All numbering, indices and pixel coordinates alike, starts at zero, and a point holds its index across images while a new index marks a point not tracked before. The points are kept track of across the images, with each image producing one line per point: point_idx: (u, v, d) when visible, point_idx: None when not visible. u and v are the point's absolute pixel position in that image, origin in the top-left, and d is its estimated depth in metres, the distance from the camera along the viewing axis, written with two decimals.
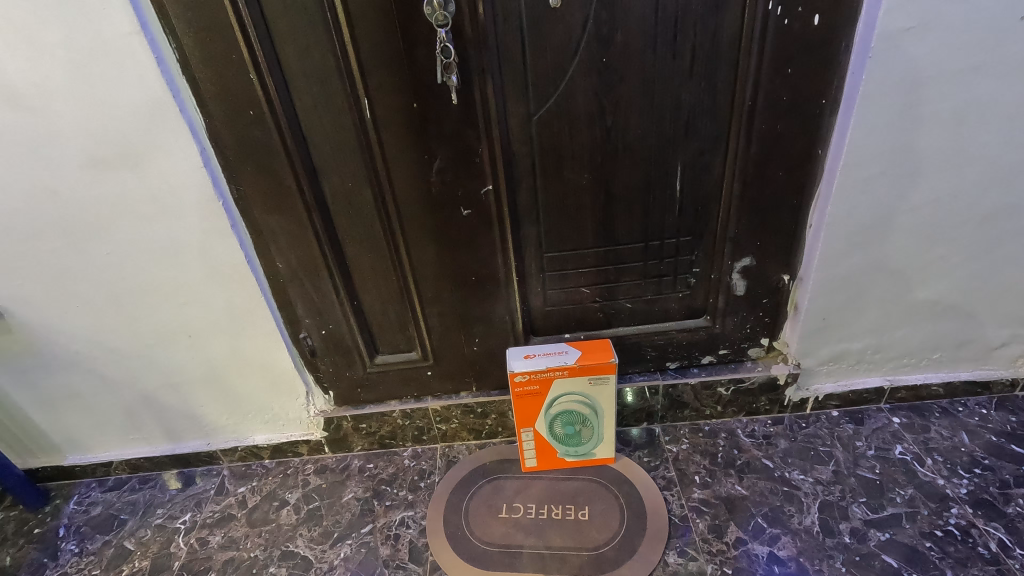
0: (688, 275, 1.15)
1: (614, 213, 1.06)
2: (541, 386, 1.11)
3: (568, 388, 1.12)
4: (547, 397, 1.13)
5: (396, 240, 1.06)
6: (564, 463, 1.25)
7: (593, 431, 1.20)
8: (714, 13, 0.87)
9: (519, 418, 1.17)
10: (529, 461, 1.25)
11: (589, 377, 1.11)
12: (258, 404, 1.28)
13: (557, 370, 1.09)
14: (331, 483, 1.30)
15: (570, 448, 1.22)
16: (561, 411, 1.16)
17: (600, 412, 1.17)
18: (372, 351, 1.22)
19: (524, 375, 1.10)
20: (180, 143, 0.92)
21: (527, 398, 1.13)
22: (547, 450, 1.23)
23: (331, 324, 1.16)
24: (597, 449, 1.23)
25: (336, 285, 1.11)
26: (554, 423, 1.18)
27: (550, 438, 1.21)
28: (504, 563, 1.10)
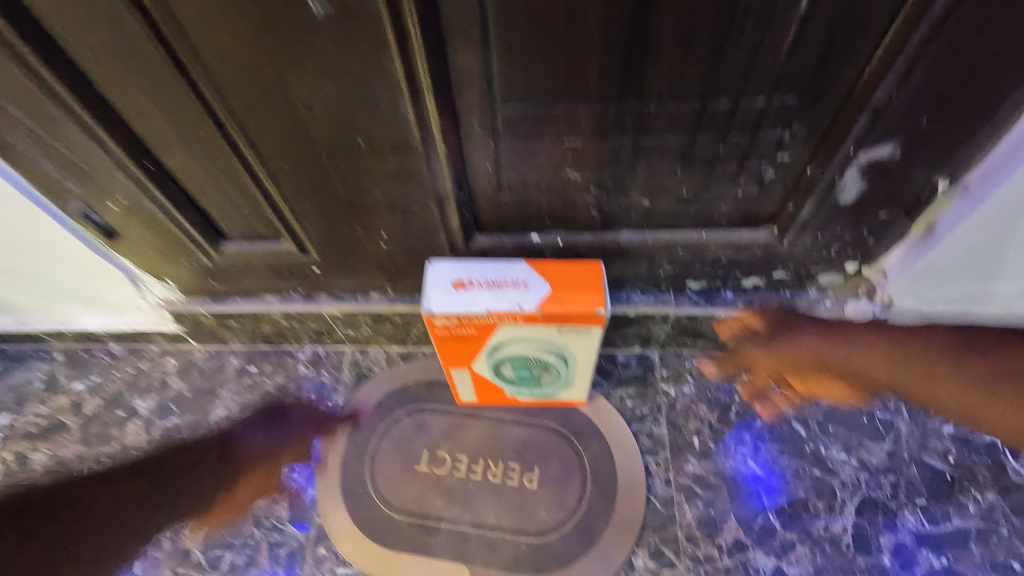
0: (765, 164, 0.63)
1: (649, 37, 0.50)
2: (479, 332, 0.68)
3: (524, 335, 0.69)
4: (491, 343, 0.71)
5: (187, 57, 0.51)
6: (514, 401, 0.88)
7: (558, 376, 0.81)
8: None
9: (446, 358, 0.76)
10: (464, 396, 0.88)
11: (560, 327, 0.67)
12: (65, 285, 0.85)
13: (506, 317, 0.65)
14: (197, 391, 0.95)
15: (521, 390, 0.84)
16: (512, 357, 0.75)
17: (573, 361, 0.76)
18: (212, 235, 0.75)
19: (450, 318, 0.65)
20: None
21: (457, 343, 0.71)
22: (490, 389, 0.85)
23: (123, 194, 0.66)
24: (561, 392, 0.85)
25: (99, 134, 0.58)
26: (500, 367, 0.78)
27: (493, 379, 0.82)
28: (414, 543, 0.82)
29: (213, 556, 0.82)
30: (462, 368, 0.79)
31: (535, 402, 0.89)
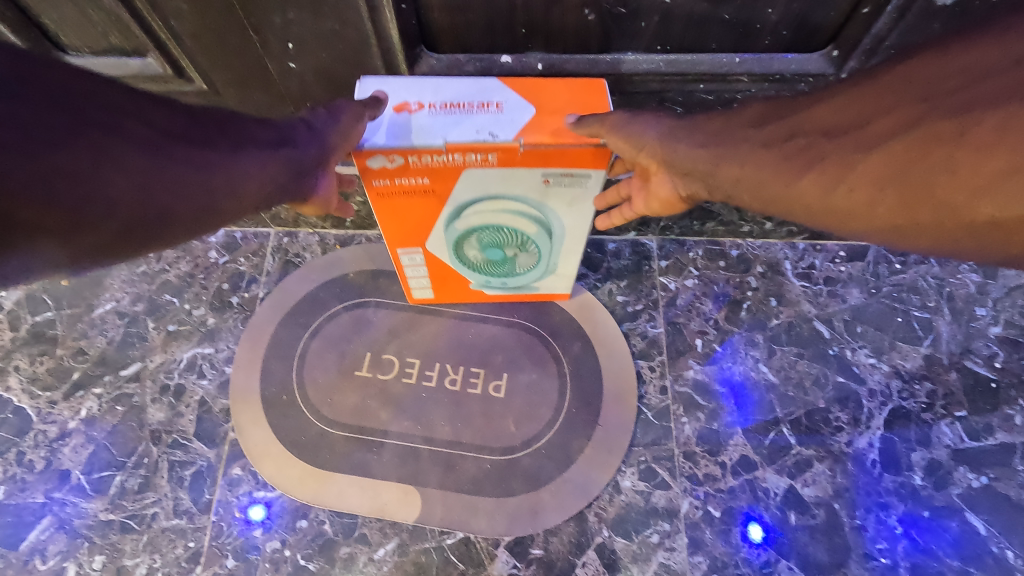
0: None
1: None
2: (434, 179, 0.49)
3: (498, 186, 0.51)
4: (451, 200, 0.52)
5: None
6: (479, 297, 0.71)
7: (538, 259, 0.63)
8: None
9: (389, 229, 0.56)
10: (413, 290, 0.70)
11: (549, 171, 0.49)
12: None
13: (473, 151, 0.46)
14: (77, 280, 0.75)
15: (489, 279, 0.67)
16: (479, 225, 0.56)
17: (560, 236, 0.57)
18: (43, 42, 0.55)
19: (392, 155, 0.46)
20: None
21: (402, 200, 0.51)
22: (448, 281, 0.67)
23: None
24: (541, 282, 0.68)
25: None
26: (462, 243, 0.59)
27: (452, 263, 0.63)
28: (351, 463, 0.66)
29: (99, 480, 0.66)
30: (411, 249, 0.60)
31: (504, 298, 0.72)
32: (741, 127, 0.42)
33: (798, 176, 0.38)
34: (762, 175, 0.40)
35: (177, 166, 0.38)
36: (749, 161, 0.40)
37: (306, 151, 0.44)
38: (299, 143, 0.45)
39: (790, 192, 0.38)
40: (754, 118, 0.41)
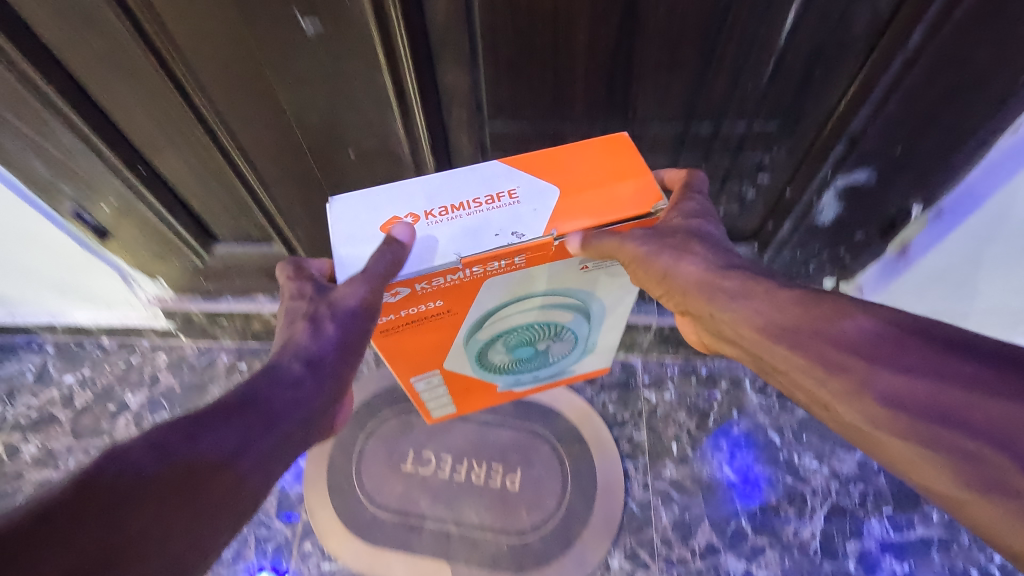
0: (746, 185, 0.66)
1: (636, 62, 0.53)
2: (449, 300, 0.52)
3: (528, 285, 0.56)
4: (468, 321, 0.58)
5: (163, 43, 0.49)
6: (505, 394, 0.83)
7: (572, 336, 0.69)
8: None
9: (410, 367, 0.63)
10: (439, 410, 0.82)
11: (586, 255, 0.53)
12: (57, 280, 0.87)
13: (497, 259, 0.48)
14: (188, 387, 0.96)
15: (517, 368, 0.74)
16: (508, 327, 0.63)
17: (595, 312, 0.65)
18: (204, 237, 0.77)
19: (395, 292, 0.47)
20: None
21: (415, 335, 0.56)
22: (470, 386, 0.76)
23: (115, 200, 0.68)
24: (568, 364, 0.78)
25: (90, 143, 0.59)
26: (495, 344, 0.67)
27: (475, 372, 0.70)
28: (397, 540, 0.84)
29: None
30: (432, 372, 0.67)
31: (532, 387, 0.84)
32: (836, 307, 0.39)
33: (875, 393, 0.34)
34: (829, 360, 0.37)
35: (190, 508, 0.34)
36: (828, 341, 0.37)
37: (314, 398, 0.45)
38: (310, 385, 0.45)
39: (853, 402, 0.35)
40: (850, 303, 0.39)
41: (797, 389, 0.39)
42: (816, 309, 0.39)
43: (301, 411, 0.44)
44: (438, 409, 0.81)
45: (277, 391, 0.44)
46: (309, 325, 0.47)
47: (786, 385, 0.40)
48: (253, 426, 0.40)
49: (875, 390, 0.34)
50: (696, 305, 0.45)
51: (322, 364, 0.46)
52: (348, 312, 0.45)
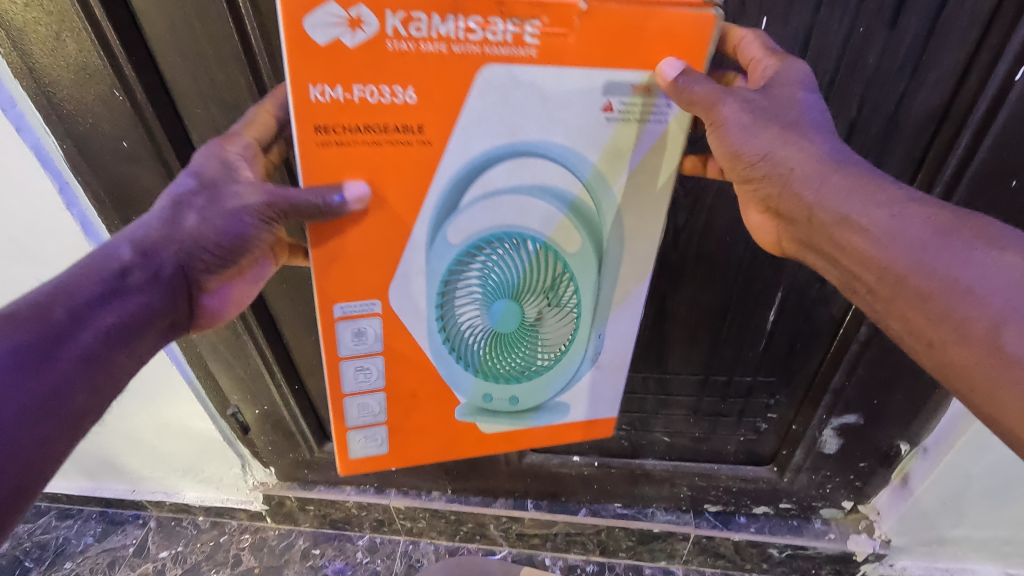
0: (759, 420, 0.83)
1: (667, 332, 0.73)
2: (422, 89, 0.40)
3: (528, 135, 0.42)
4: (435, 195, 0.44)
5: None
6: (466, 441, 0.55)
7: (571, 306, 0.51)
8: (903, 73, 0.49)
9: (334, 274, 0.45)
10: (360, 443, 0.53)
11: (614, 79, 0.42)
12: (186, 462, 0.96)
13: (501, 17, 0.38)
14: (267, 567, 0.99)
15: (491, 360, 0.52)
16: (490, 231, 0.46)
17: (604, 253, 0.48)
18: (320, 437, 0.94)
19: (356, 13, 0.37)
20: (21, 171, 0.57)
21: (361, 164, 0.41)
22: (420, 385, 0.52)
23: (267, 405, 0.86)
24: (565, 381, 0.54)
25: (269, 364, 0.81)
26: (467, 282, 0.48)
27: (434, 334, 0.50)
28: None
29: None
30: (370, 313, 0.47)
31: (509, 443, 0.56)
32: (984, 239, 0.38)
33: (1010, 354, 0.35)
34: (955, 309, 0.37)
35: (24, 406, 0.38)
36: (958, 276, 0.38)
37: (134, 302, 0.44)
38: (136, 286, 0.44)
39: (973, 346, 0.36)
40: (1000, 234, 0.38)
41: (894, 318, 0.41)
42: (952, 238, 0.39)
43: (117, 317, 0.43)
44: (361, 440, 0.53)
45: (90, 285, 0.43)
46: (168, 204, 0.47)
47: (883, 312, 0.41)
48: (51, 326, 0.41)
49: (1007, 341, 0.35)
50: (793, 204, 0.44)
51: (159, 266, 0.46)
52: (229, 207, 0.47)
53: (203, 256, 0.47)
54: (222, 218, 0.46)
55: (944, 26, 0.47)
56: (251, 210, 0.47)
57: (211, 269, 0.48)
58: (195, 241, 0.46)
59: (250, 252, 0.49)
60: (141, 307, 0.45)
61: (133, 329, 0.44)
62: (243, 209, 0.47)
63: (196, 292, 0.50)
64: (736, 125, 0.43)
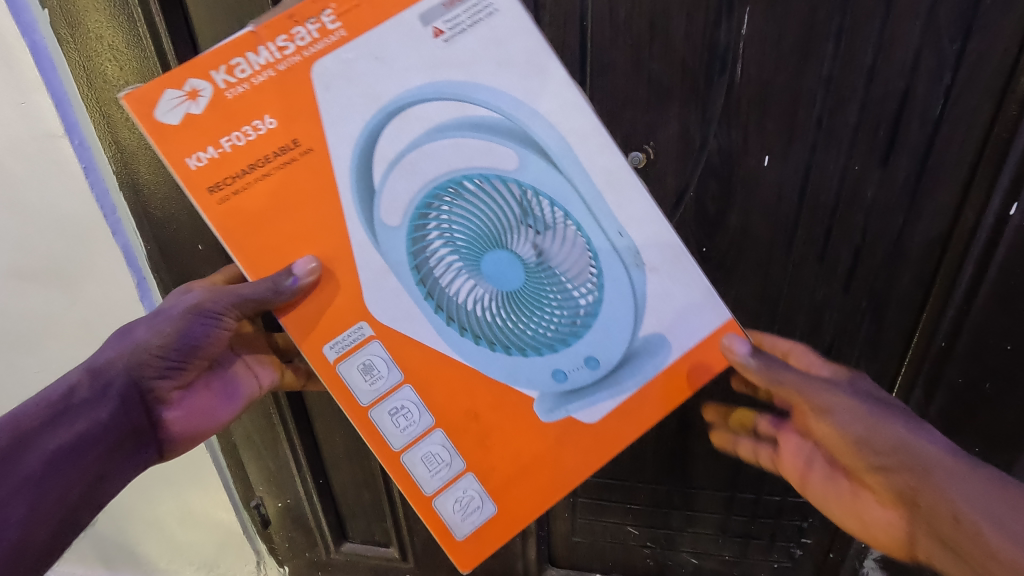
0: (793, 545, 0.77)
1: (692, 447, 0.70)
2: (275, 103, 0.40)
3: (387, 92, 0.41)
4: (346, 190, 0.42)
5: None
6: (577, 445, 0.46)
7: (561, 220, 0.45)
8: (904, 205, 0.53)
9: (312, 313, 0.43)
10: (458, 509, 0.46)
11: (423, 12, 0.41)
12: (201, 556, 0.94)
13: (300, 24, 0.40)
14: None
15: (522, 328, 0.46)
16: (423, 194, 0.43)
17: (548, 148, 0.43)
18: (338, 537, 0.93)
19: (190, 85, 0.39)
20: (104, 270, 0.59)
21: (267, 201, 0.41)
22: (470, 402, 0.45)
23: (290, 498, 0.87)
24: (630, 309, 0.45)
25: (296, 456, 0.82)
26: (436, 254, 0.44)
27: (445, 330, 0.44)
28: None
29: None
30: (364, 341, 0.44)
31: (631, 420, 0.46)
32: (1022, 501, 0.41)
33: None
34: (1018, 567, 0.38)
35: None
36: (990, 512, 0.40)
37: (80, 421, 0.43)
38: (83, 403, 0.43)
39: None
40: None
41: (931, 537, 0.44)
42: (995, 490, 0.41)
43: (63, 436, 0.42)
44: (457, 503, 0.46)
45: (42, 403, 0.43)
46: (120, 333, 0.47)
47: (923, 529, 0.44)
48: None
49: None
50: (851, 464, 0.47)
51: (110, 382, 0.44)
52: (177, 312, 0.46)
53: (159, 362, 0.46)
54: (170, 325, 0.46)
55: (933, 167, 0.51)
56: (201, 311, 0.46)
57: (172, 375, 0.47)
58: (146, 350, 0.45)
59: (212, 353, 0.48)
60: (88, 424, 0.43)
61: (81, 450, 0.43)
62: (193, 311, 0.46)
63: (158, 405, 0.47)
64: (841, 413, 0.47)
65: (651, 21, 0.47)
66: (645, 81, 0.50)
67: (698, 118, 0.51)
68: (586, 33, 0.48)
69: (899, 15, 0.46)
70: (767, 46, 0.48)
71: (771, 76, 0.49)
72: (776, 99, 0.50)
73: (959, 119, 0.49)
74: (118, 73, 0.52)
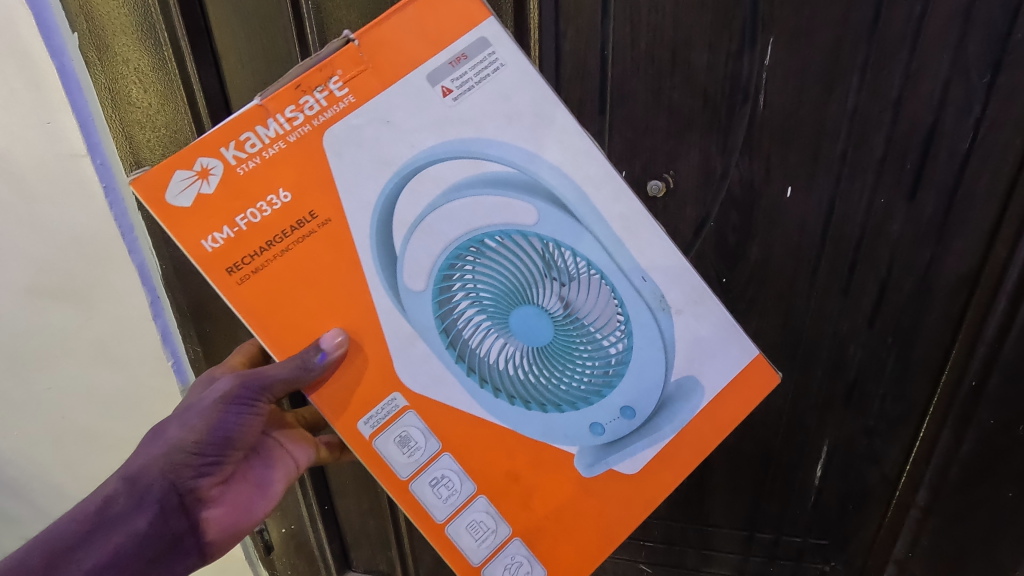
0: None
1: (708, 483, 0.68)
2: (287, 176, 0.38)
3: (400, 156, 0.40)
4: (368, 259, 0.41)
5: None
6: (619, 497, 0.46)
7: (584, 270, 0.43)
8: (931, 241, 0.52)
9: (346, 392, 0.42)
10: (506, 574, 0.46)
11: (429, 71, 0.39)
12: None
13: (307, 93, 0.38)
14: None
15: (556, 382, 0.46)
16: (447, 255, 0.42)
17: (565, 199, 0.42)
18: (342, 565, 0.91)
19: (200, 164, 0.37)
20: (118, 290, 0.58)
21: (289, 276, 0.40)
22: (511, 464, 0.45)
23: (293, 524, 0.85)
24: (660, 353, 0.45)
25: (302, 481, 0.81)
26: (464, 316, 0.44)
27: (479, 391, 0.44)
28: None
29: None
30: (399, 413, 0.43)
31: (672, 466, 0.46)
32: None
33: None
34: None
35: None
36: None
37: (115, 538, 0.42)
38: (117, 518, 0.42)
39: None
40: None
41: None
42: None
43: (100, 555, 0.41)
44: (506, 568, 0.46)
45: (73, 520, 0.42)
46: (153, 434, 0.46)
47: None
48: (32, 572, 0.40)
49: None
50: None
51: (147, 490, 0.43)
52: (207, 404, 0.45)
53: (195, 460, 0.45)
54: (202, 420, 0.45)
55: (962, 202, 0.50)
56: (232, 400, 0.45)
57: (209, 470, 0.46)
58: (180, 449, 0.44)
59: (246, 441, 0.47)
60: (124, 539, 0.42)
61: (119, 564, 0.42)
62: (223, 402, 0.45)
63: (200, 505, 0.46)
64: None
65: (673, 50, 0.47)
66: (666, 110, 0.49)
67: (719, 147, 0.50)
68: (607, 61, 0.48)
69: (926, 50, 0.45)
70: (791, 77, 0.47)
71: (795, 107, 0.48)
72: (800, 130, 0.49)
73: (988, 155, 0.48)
74: (141, 95, 0.53)
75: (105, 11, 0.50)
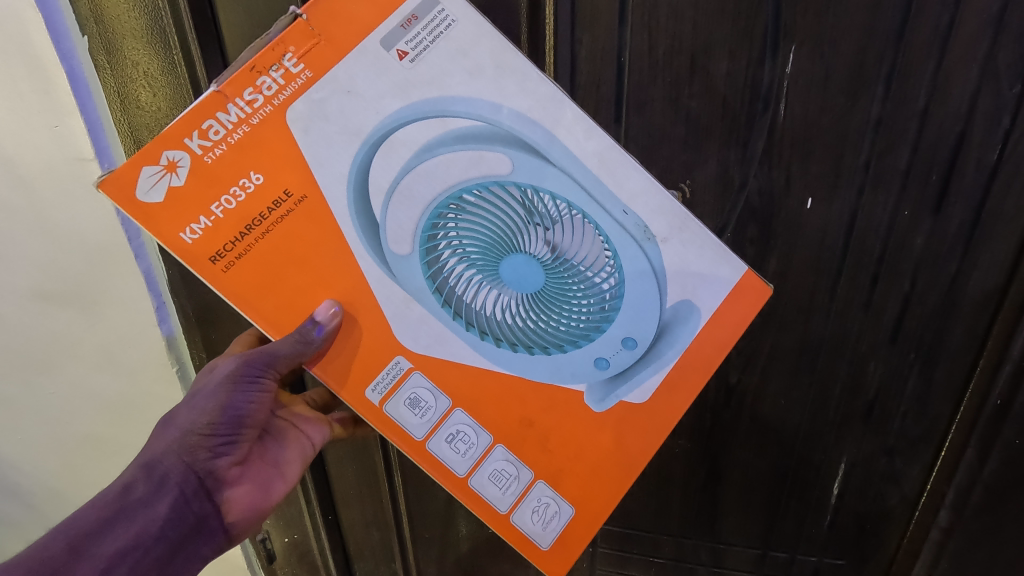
0: None
1: (720, 500, 0.66)
2: (260, 159, 0.37)
3: (368, 122, 0.38)
4: (351, 230, 0.40)
5: None
6: (637, 427, 0.45)
7: (567, 212, 0.42)
8: (956, 256, 0.50)
9: (348, 362, 0.41)
10: (537, 520, 0.45)
11: (383, 35, 0.37)
12: None
13: (263, 73, 0.37)
14: None
15: (555, 324, 0.45)
16: (429, 215, 0.42)
17: (538, 146, 0.40)
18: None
19: (166, 158, 0.36)
20: (123, 296, 0.58)
21: (275, 256, 0.39)
22: (521, 414, 0.44)
23: (295, 534, 0.83)
24: (650, 283, 0.43)
25: (305, 491, 0.79)
26: (454, 273, 0.43)
27: (480, 344, 0.43)
28: None
29: None
30: (405, 376, 0.42)
31: (680, 389, 0.45)
32: None
33: None
34: None
35: None
36: None
37: (136, 522, 0.40)
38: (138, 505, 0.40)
39: None
40: None
41: None
42: None
43: (122, 541, 0.39)
44: (535, 513, 0.45)
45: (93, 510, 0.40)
46: (164, 424, 0.44)
47: None
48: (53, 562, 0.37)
49: None
50: None
51: (165, 476, 0.41)
52: (213, 387, 0.44)
53: (209, 441, 0.43)
54: (212, 401, 0.43)
55: (989, 216, 0.48)
56: (240, 379, 0.44)
57: (226, 450, 0.44)
58: (193, 432, 0.43)
59: (258, 420, 0.46)
60: (145, 524, 0.40)
61: (142, 549, 0.40)
62: (232, 382, 0.44)
63: (219, 486, 0.44)
64: None
65: (692, 59, 0.46)
66: (684, 119, 0.48)
67: (737, 158, 0.49)
68: (623, 68, 0.47)
69: (954, 62, 0.44)
70: (814, 87, 0.46)
71: (816, 118, 0.47)
72: (822, 141, 0.48)
73: (1017, 169, 0.46)
74: (151, 99, 0.52)
75: (114, 13, 0.49)
